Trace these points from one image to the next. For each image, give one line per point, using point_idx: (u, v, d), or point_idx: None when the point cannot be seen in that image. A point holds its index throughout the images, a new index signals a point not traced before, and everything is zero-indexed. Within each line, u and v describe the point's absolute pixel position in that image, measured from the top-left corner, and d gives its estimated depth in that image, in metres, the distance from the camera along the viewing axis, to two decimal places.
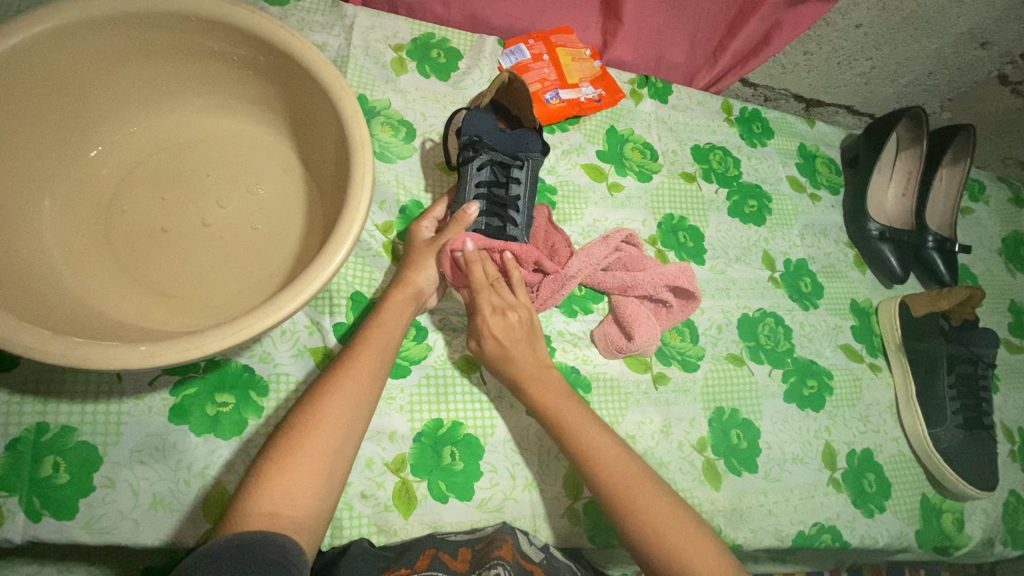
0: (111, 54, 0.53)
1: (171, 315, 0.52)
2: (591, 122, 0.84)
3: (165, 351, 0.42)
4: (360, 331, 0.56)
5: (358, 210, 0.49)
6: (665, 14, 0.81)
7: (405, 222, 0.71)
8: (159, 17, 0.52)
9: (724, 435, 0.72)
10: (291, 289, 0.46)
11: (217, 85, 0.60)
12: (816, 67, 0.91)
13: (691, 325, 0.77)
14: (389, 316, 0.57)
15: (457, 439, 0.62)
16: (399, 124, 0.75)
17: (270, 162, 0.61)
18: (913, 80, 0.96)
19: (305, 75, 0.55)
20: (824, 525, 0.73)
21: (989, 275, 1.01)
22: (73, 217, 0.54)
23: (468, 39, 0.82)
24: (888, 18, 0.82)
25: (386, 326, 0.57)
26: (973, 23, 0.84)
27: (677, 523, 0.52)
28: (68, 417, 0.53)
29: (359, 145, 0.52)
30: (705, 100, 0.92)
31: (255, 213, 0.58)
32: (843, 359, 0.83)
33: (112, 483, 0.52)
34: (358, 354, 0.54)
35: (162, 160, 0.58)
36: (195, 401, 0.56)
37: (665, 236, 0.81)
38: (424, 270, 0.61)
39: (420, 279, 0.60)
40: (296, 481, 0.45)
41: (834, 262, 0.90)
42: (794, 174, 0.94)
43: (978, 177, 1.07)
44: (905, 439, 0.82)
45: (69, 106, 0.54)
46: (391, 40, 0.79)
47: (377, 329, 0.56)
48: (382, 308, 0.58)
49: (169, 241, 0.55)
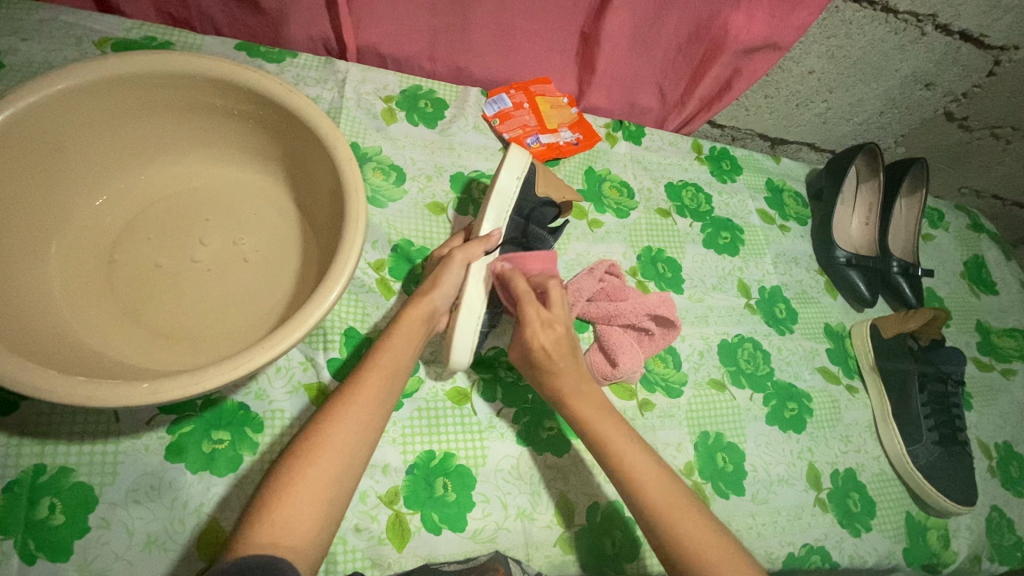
0: (121, 110, 0.58)
1: (169, 355, 0.54)
2: (571, 163, 0.89)
3: (167, 388, 0.44)
4: (366, 357, 0.58)
5: (353, 249, 0.53)
6: (635, 64, 0.88)
7: (411, 283, 0.74)
8: (167, 77, 0.56)
9: (710, 459, 0.74)
10: (288, 325, 0.48)
11: (217, 136, 0.65)
12: (776, 109, 0.99)
13: (674, 352, 0.80)
14: (390, 342, 0.59)
15: (449, 470, 0.64)
16: (390, 169, 0.80)
17: (269, 208, 0.66)
18: (867, 118, 1.03)
19: (302, 127, 0.60)
20: (813, 546, 0.74)
21: (954, 297, 1.06)
22: (77, 262, 0.56)
23: (453, 90, 0.89)
24: (838, 64, 0.90)
25: (390, 348, 0.59)
26: (916, 67, 0.92)
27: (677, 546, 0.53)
28: (65, 457, 0.54)
29: (353, 189, 0.56)
30: (677, 141, 0.99)
31: (253, 252, 0.62)
32: (820, 381, 0.86)
33: (107, 524, 0.52)
34: (357, 382, 0.55)
35: (165, 206, 0.62)
36: (191, 438, 0.58)
37: (645, 268, 0.85)
38: (438, 291, 0.63)
39: (435, 300, 0.63)
40: (293, 499, 0.47)
41: (807, 289, 0.95)
42: (764, 207, 1.00)
43: (936, 207, 1.14)
44: (885, 457, 0.85)
45: (82, 158, 0.58)
46: (381, 92, 0.84)
47: (380, 355, 0.57)
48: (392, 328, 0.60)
49: (169, 280, 0.58)
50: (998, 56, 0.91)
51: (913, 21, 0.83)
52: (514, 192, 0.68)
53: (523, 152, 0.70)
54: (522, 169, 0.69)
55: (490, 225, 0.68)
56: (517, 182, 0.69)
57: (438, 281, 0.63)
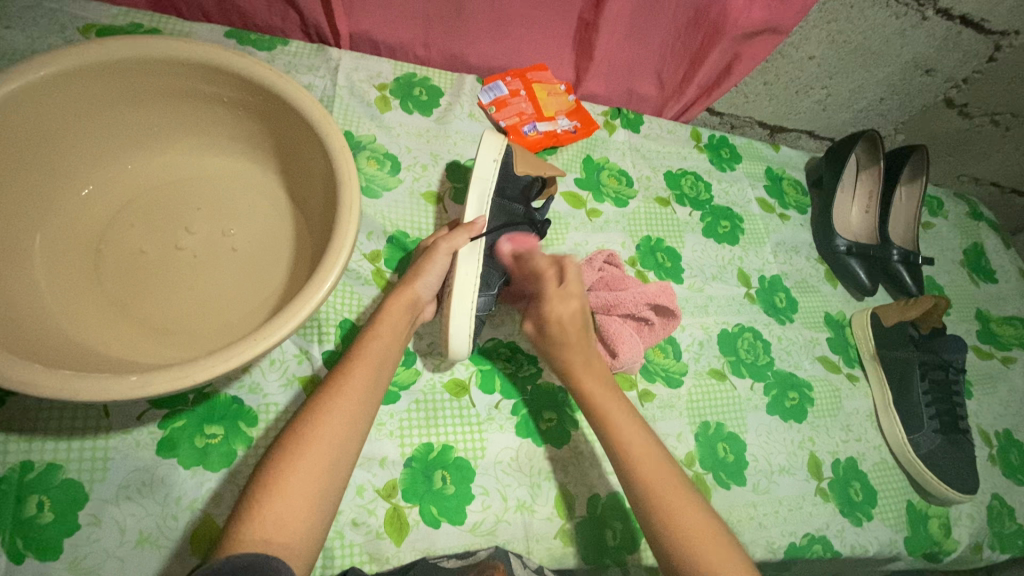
0: (107, 97, 0.56)
1: (160, 349, 0.53)
2: (568, 152, 0.88)
3: (157, 381, 0.43)
4: (357, 344, 0.57)
5: (347, 238, 0.51)
6: (633, 49, 0.86)
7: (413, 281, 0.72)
8: (154, 63, 0.55)
9: (710, 449, 0.73)
10: (281, 317, 0.47)
11: (206, 125, 0.63)
12: (776, 95, 0.98)
13: (674, 342, 0.79)
14: (389, 330, 0.58)
15: (448, 463, 0.63)
16: (384, 158, 0.78)
17: (259, 197, 0.64)
18: (867, 105, 1.02)
19: (294, 113, 0.58)
20: (814, 535, 0.73)
21: (954, 285, 1.05)
22: (63, 253, 0.55)
23: (448, 78, 0.87)
24: (838, 50, 0.89)
25: (385, 339, 0.57)
26: (917, 52, 0.91)
27: (684, 535, 0.52)
28: (54, 454, 0.53)
29: (347, 177, 0.54)
30: (676, 129, 0.97)
31: (245, 244, 0.60)
32: (821, 370, 0.86)
33: (98, 521, 0.51)
34: (347, 365, 0.55)
35: (153, 196, 0.60)
36: (183, 433, 0.57)
37: (644, 257, 0.84)
38: (422, 279, 0.62)
39: (420, 288, 0.62)
40: (286, 494, 0.46)
41: (807, 277, 0.94)
42: (763, 196, 0.99)
43: (936, 195, 1.13)
44: (886, 446, 0.84)
45: (66, 147, 0.56)
46: (374, 79, 0.83)
47: (370, 342, 0.57)
48: (380, 314, 0.59)
49: (156, 269, 0.56)
50: (999, 41, 0.90)
51: (915, 6, 0.82)
52: (493, 173, 0.69)
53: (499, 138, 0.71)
54: (496, 151, 0.69)
55: (473, 210, 0.67)
56: (493, 164, 0.69)
57: (424, 268, 0.62)
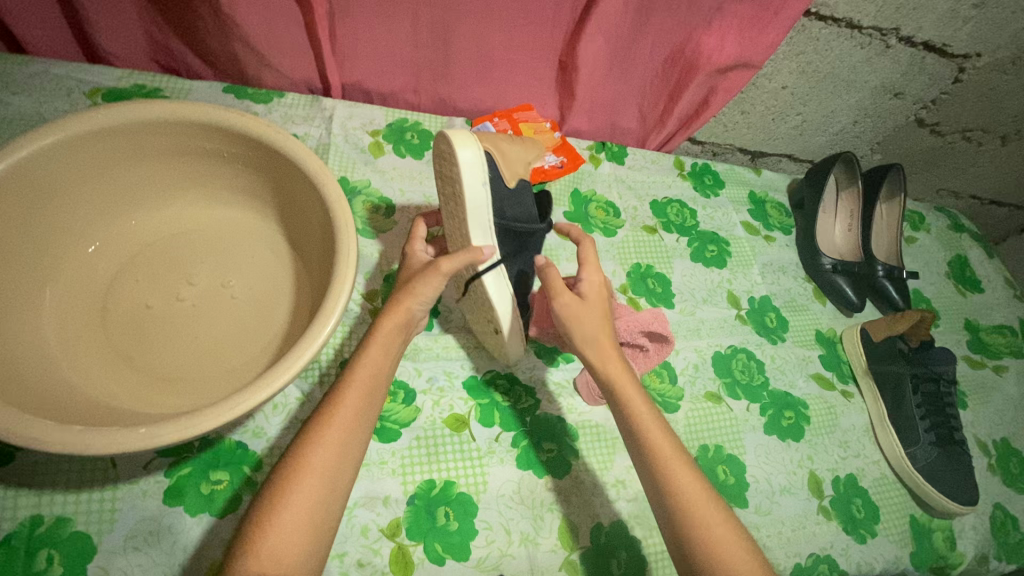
0: (112, 159, 0.59)
1: (164, 398, 0.54)
2: (556, 185, 0.91)
3: (164, 431, 0.44)
4: (346, 372, 0.56)
5: (345, 282, 0.54)
6: (614, 86, 0.91)
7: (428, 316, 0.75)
8: (157, 125, 0.58)
9: (711, 472, 0.74)
10: (281, 365, 0.49)
11: (207, 179, 0.66)
12: (754, 123, 1.02)
13: (669, 367, 0.81)
14: None
15: (451, 498, 0.64)
16: (379, 201, 0.82)
17: (259, 246, 0.67)
18: (842, 128, 1.06)
19: (290, 164, 0.61)
20: (820, 555, 0.73)
21: (941, 297, 1.08)
22: (71, 310, 0.57)
23: (438, 121, 0.91)
24: (809, 79, 0.93)
25: None
26: (884, 78, 0.95)
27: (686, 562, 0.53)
28: (63, 507, 0.53)
29: (343, 224, 0.57)
30: (659, 159, 1.01)
31: (246, 291, 0.63)
32: (816, 388, 0.87)
33: (106, 572, 0.52)
34: None
35: (158, 249, 0.63)
36: (189, 481, 0.58)
37: (635, 284, 0.87)
38: (418, 298, 0.59)
39: (413, 307, 0.59)
40: (291, 538, 0.46)
41: (795, 297, 0.96)
42: (748, 219, 1.02)
43: (916, 210, 1.17)
44: (885, 461, 0.85)
45: (74, 207, 0.59)
46: (367, 126, 0.86)
47: None
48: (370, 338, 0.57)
49: (161, 321, 0.58)
50: (962, 63, 0.94)
51: (877, 36, 0.87)
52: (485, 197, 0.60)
53: (475, 148, 0.60)
54: (483, 172, 0.59)
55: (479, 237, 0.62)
56: (484, 188, 0.60)
57: (417, 286, 0.59)
